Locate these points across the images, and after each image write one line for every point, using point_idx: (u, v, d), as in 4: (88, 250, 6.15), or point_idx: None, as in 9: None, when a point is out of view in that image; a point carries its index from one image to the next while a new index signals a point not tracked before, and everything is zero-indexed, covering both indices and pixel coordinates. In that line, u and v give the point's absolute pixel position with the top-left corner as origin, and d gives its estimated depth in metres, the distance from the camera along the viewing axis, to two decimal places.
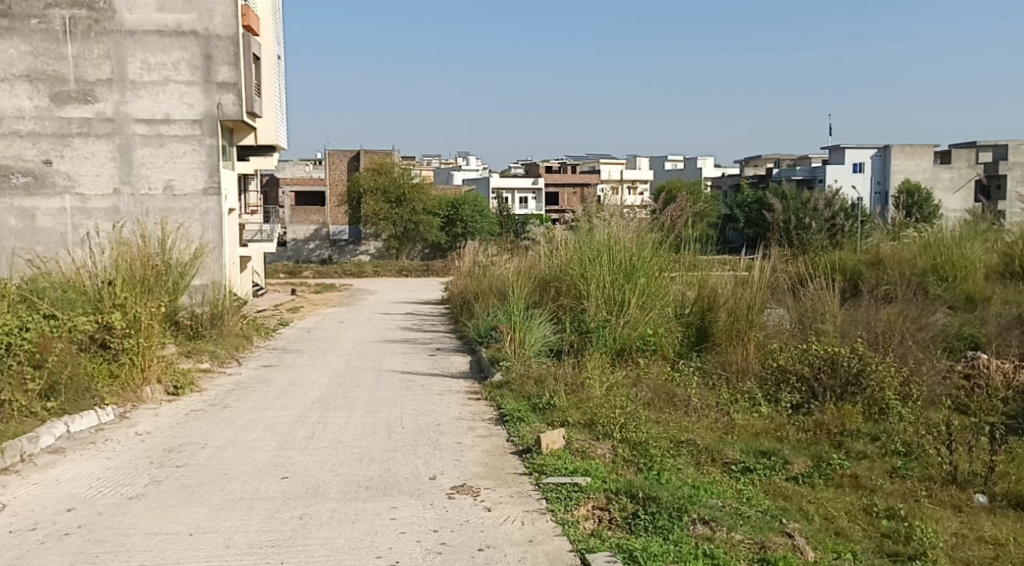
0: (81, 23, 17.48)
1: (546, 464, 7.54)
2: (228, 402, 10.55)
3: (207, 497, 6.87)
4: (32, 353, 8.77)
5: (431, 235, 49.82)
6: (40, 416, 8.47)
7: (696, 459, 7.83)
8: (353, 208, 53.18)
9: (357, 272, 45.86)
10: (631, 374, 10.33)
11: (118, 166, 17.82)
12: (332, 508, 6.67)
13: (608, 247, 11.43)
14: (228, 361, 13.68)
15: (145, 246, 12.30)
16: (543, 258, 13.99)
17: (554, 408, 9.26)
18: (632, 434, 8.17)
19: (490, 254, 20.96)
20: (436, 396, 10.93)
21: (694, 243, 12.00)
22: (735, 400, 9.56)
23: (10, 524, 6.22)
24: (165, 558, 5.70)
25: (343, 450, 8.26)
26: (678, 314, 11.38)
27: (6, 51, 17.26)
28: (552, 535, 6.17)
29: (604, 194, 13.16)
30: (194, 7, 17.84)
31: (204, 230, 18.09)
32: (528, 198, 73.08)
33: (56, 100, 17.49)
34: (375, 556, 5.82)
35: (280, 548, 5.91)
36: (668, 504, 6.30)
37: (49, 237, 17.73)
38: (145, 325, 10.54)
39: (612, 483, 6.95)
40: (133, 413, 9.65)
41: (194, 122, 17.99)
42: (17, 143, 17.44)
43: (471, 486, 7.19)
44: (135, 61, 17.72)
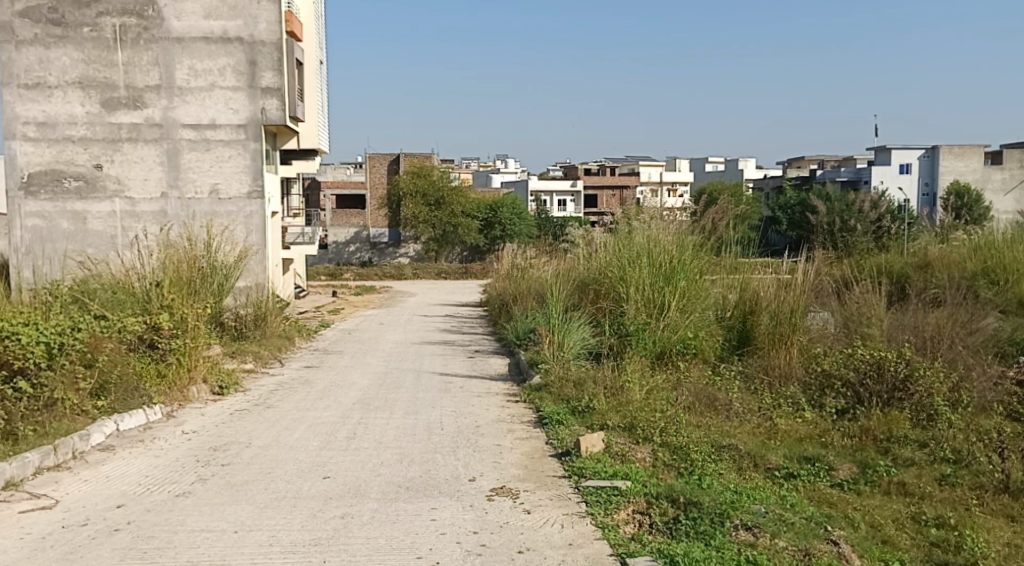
0: (130, 30, 17.84)
1: (585, 467, 7.54)
2: (272, 402, 10.68)
3: (252, 496, 6.97)
4: (84, 353, 8.91)
5: (470, 238, 50.04)
6: (91, 414, 8.66)
7: (739, 464, 7.77)
8: (392, 211, 53.51)
9: (397, 274, 46.23)
10: (671, 378, 10.30)
11: (165, 171, 18.17)
12: (374, 508, 6.72)
13: (648, 250, 11.39)
14: (271, 362, 13.87)
15: (192, 248, 12.51)
16: (582, 260, 13.98)
17: (593, 412, 9.25)
18: (672, 438, 8.16)
19: (529, 256, 20.98)
20: (475, 398, 11.01)
21: (735, 246, 11.91)
22: (778, 404, 9.48)
23: (63, 519, 6.36)
24: (211, 556, 5.78)
25: (384, 451, 8.33)
26: (719, 317, 11.35)
27: (59, 59, 17.74)
28: (592, 538, 6.16)
29: (645, 196, 13.13)
30: (240, 14, 18.04)
31: (248, 233, 18.32)
32: (566, 200, 73.01)
33: (107, 106, 17.94)
34: (416, 556, 5.86)
35: (323, 547, 5.97)
36: (710, 510, 6.29)
37: (99, 239, 18.22)
38: (191, 326, 10.73)
39: (652, 487, 6.93)
40: (180, 412, 9.82)
41: (239, 127, 18.23)
42: (70, 148, 17.97)
43: (510, 489, 7.22)
44: (182, 67, 18.03)
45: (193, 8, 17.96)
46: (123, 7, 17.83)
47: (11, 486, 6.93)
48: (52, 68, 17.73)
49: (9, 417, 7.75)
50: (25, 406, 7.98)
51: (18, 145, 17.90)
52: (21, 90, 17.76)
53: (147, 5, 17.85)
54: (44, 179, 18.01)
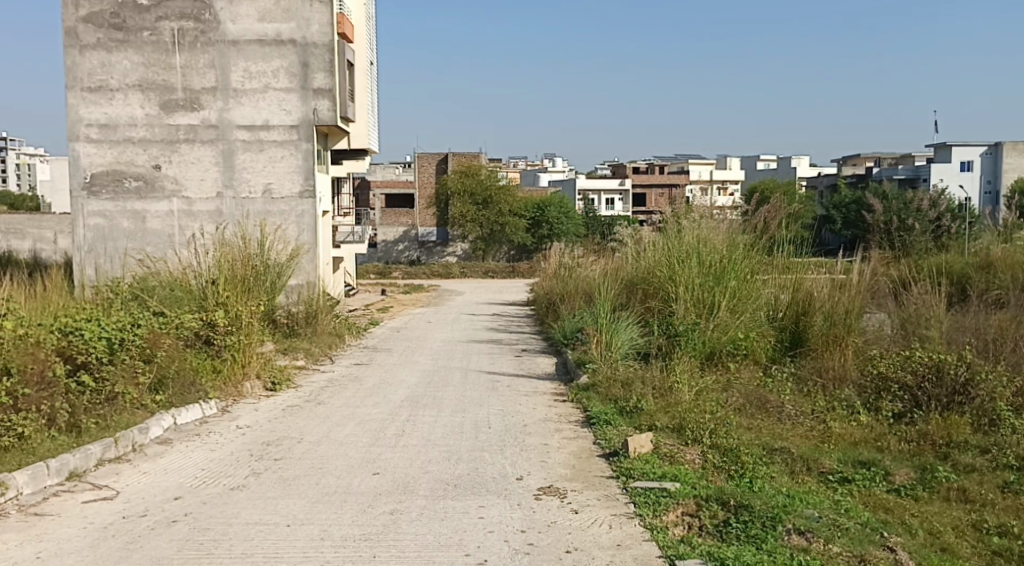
0: (188, 34, 18.25)
1: (634, 468, 7.52)
2: (323, 398, 10.82)
3: (304, 490, 7.07)
4: (143, 348, 9.13)
5: (517, 237, 50.05)
6: (150, 408, 8.86)
7: (792, 468, 7.69)
8: (441, 209, 53.81)
9: (445, 273, 46.45)
10: (722, 379, 10.20)
11: (220, 171, 18.51)
12: (422, 505, 6.78)
13: (697, 250, 11.32)
14: (322, 359, 14.04)
15: (246, 247, 12.74)
16: (631, 260, 13.91)
17: (641, 412, 9.22)
18: (722, 440, 8.10)
19: (576, 256, 20.92)
20: (522, 397, 11.03)
21: (788, 245, 11.70)
22: (832, 407, 9.36)
23: (123, 510, 6.52)
24: (265, 548, 5.88)
25: (432, 448, 8.38)
26: (770, 318, 11.19)
27: (121, 62, 18.28)
28: (641, 539, 6.14)
29: (693, 195, 13.03)
30: (293, 16, 18.30)
31: (299, 232, 18.54)
32: (614, 199, 72.77)
33: (166, 108, 18.38)
34: (463, 554, 5.89)
35: (372, 542, 6.04)
36: (762, 513, 6.23)
37: (158, 238, 18.63)
38: (245, 323, 10.93)
39: (702, 489, 6.89)
40: (234, 407, 10.00)
41: (291, 128, 18.45)
42: (130, 149, 18.46)
43: (558, 488, 7.23)
44: (237, 69, 18.35)
45: (248, 11, 18.28)
46: (181, 11, 18.26)
47: (74, 477, 7.13)
48: (114, 71, 18.29)
49: (74, 410, 7.96)
50: (88, 399, 8.19)
51: (81, 146, 18.44)
52: (85, 93, 18.33)
53: (204, 9, 18.23)
54: (106, 179, 18.52)
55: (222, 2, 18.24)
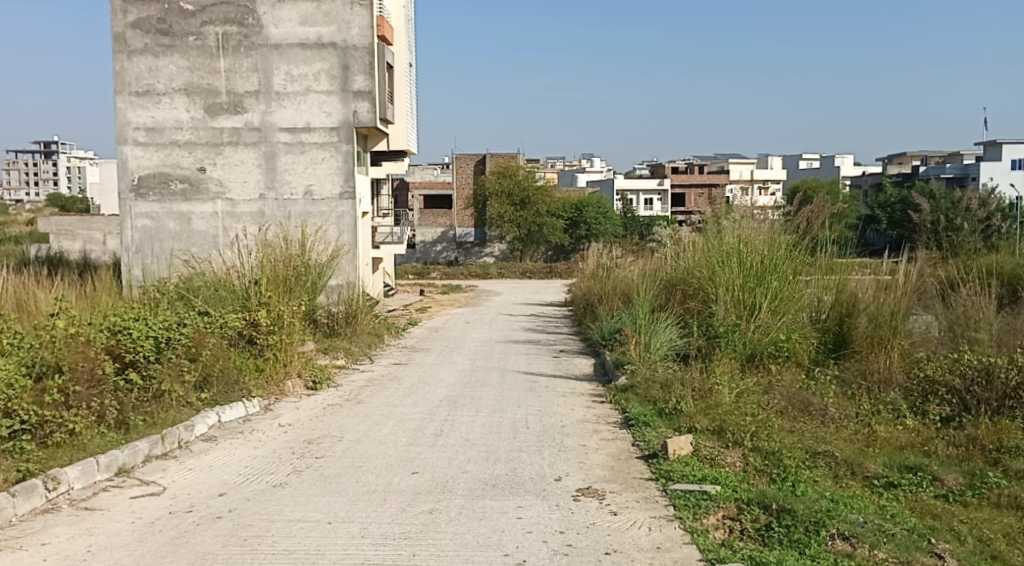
0: (232, 38, 18.51)
1: (673, 470, 7.48)
2: (363, 397, 10.91)
3: (345, 488, 7.12)
4: (189, 347, 9.29)
5: (555, 237, 50.00)
6: (195, 406, 9.00)
7: (835, 472, 7.60)
8: (479, 210, 53.95)
9: (483, 274, 46.56)
10: (763, 381, 10.10)
11: (263, 173, 18.75)
12: (461, 504, 6.79)
13: (738, 251, 11.23)
14: (361, 359, 14.15)
15: (288, 248, 12.88)
16: (670, 261, 13.82)
17: (681, 414, 9.15)
18: (764, 443, 8.01)
19: (614, 256, 20.84)
20: (561, 398, 11.00)
21: (832, 245, 11.56)
22: (877, 410, 9.24)
23: (169, 505, 6.62)
24: (306, 545, 5.93)
25: (471, 448, 8.40)
26: (814, 319, 11.06)
27: (167, 67, 18.59)
28: (681, 542, 6.10)
29: (734, 195, 12.91)
30: (334, 20, 18.47)
31: (340, 232, 18.70)
32: (653, 199, 72.34)
33: (210, 111, 18.66)
34: (503, 553, 5.90)
35: (412, 540, 6.07)
36: (805, 518, 6.16)
37: (202, 239, 18.91)
38: (287, 322, 11.05)
39: (743, 492, 6.82)
40: (277, 405, 10.13)
41: (332, 130, 18.62)
42: (176, 152, 18.78)
43: (597, 489, 7.20)
44: (279, 73, 18.57)
45: (290, 15, 18.48)
46: (225, 16, 18.53)
47: (123, 472, 7.25)
48: (160, 76, 18.60)
49: (122, 408, 8.13)
50: (135, 397, 8.36)
51: (129, 150, 18.78)
52: (132, 97, 18.67)
53: (247, 13, 18.47)
54: (152, 182, 18.85)
55: (265, 6, 18.46)
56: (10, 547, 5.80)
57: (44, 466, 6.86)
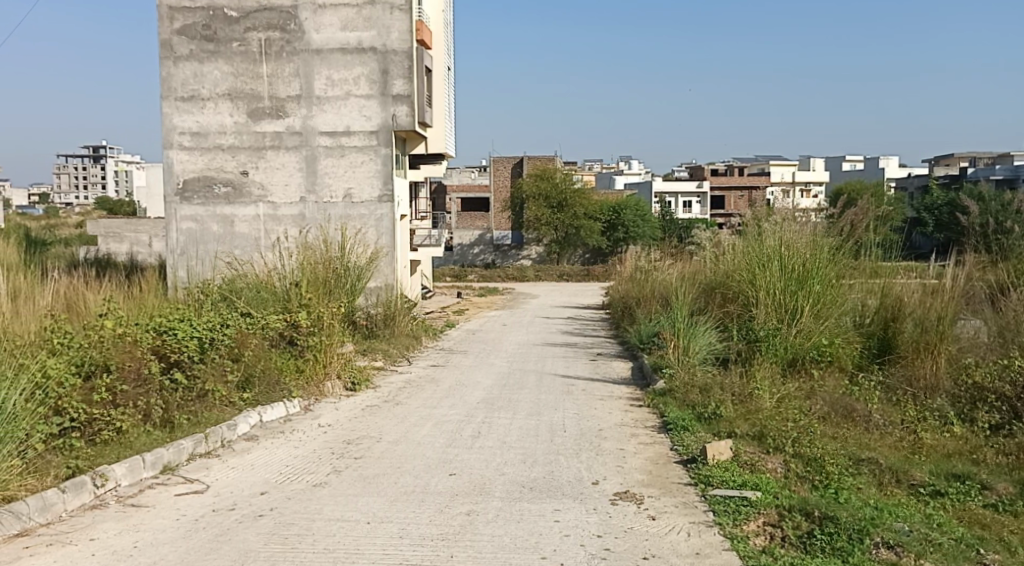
0: (274, 44, 18.77)
1: (713, 475, 7.40)
2: (400, 398, 10.96)
3: (383, 489, 7.14)
4: (231, 348, 9.40)
5: (593, 240, 49.88)
6: (237, 405, 9.09)
7: (880, 479, 7.48)
8: (516, 213, 53.96)
9: (520, 276, 46.58)
10: (805, 386, 9.97)
11: (304, 176, 18.97)
12: (499, 506, 6.79)
13: (780, 253, 11.09)
14: (399, 360, 14.21)
15: (327, 250, 13.00)
16: (709, 264, 13.71)
17: (720, 418, 9.05)
18: (805, 449, 7.90)
19: (652, 259, 20.72)
20: (598, 401, 10.95)
21: (875, 248, 11.40)
22: (923, 417, 9.10)
23: (213, 503, 6.69)
24: (345, 545, 5.95)
25: (508, 450, 8.40)
26: (857, 324, 10.94)
27: (211, 72, 18.90)
28: (721, 549, 6.03)
29: (775, 197, 12.72)
30: (374, 25, 18.58)
31: (379, 235, 18.82)
32: (692, 201, 71.88)
33: (253, 116, 18.95)
34: (540, 556, 5.88)
35: (449, 542, 6.06)
36: (848, 525, 6.06)
37: (245, 241, 19.21)
38: (327, 323, 11.13)
39: (784, 499, 6.73)
40: (316, 405, 10.21)
41: (372, 133, 18.73)
42: (220, 156, 19.11)
43: (635, 494, 7.15)
44: (320, 78, 18.76)
45: (332, 20, 18.65)
46: (268, 22, 18.79)
47: (167, 470, 7.35)
48: (205, 81, 18.91)
49: (167, 407, 8.23)
50: (180, 396, 8.47)
51: (174, 154, 19.16)
52: (178, 102, 19.00)
53: (290, 19, 18.72)
54: (197, 185, 19.21)
55: (307, 12, 18.68)
56: (59, 541, 5.89)
57: (93, 463, 6.98)
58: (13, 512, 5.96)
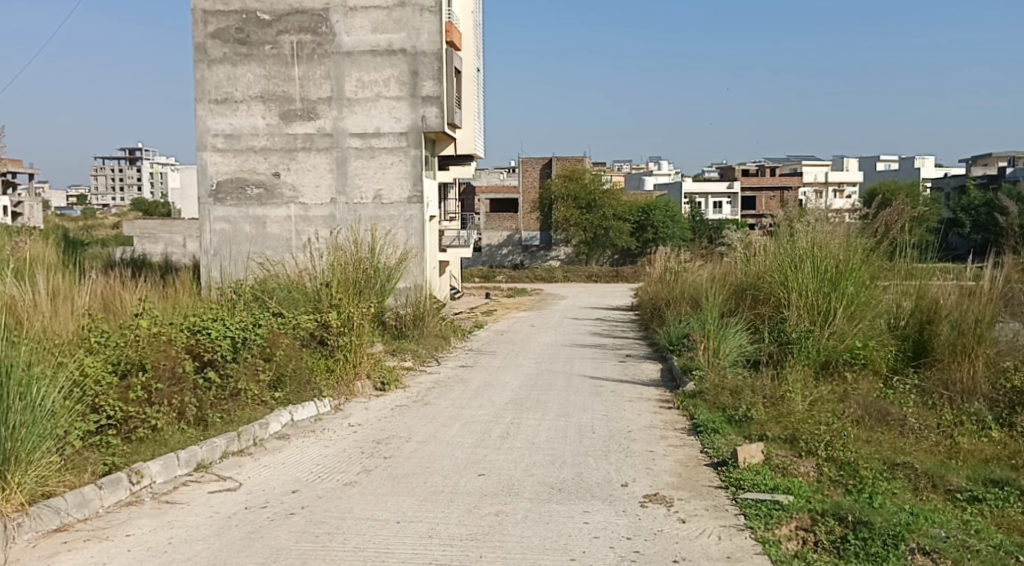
0: (306, 47, 18.93)
1: (744, 478, 7.32)
2: (430, 398, 10.96)
3: (412, 488, 7.15)
4: (263, 347, 9.50)
5: (622, 241, 49.71)
6: (269, 404, 9.15)
7: (915, 485, 7.36)
8: (545, 214, 53.93)
9: (548, 277, 46.51)
10: (838, 389, 9.84)
11: (335, 177, 19.07)
12: (528, 507, 6.77)
13: (813, 254, 10.96)
14: (429, 361, 14.24)
15: (358, 250, 13.04)
16: (740, 266, 13.59)
17: (751, 421, 8.96)
18: (839, 453, 7.79)
19: (683, 260, 20.58)
20: (628, 402, 10.89)
21: (911, 250, 11.21)
22: (960, 422, 8.99)
23: (245, 501, 6.74)
24: (375, 543, 5.96)
25: (537, 451, 8.39)
26: (892, 326, 10.80)
27: (245, 75, 19.14)
28: (752, 552, 5.96)
29: (808, 197, 12.59)
30: (404, 26, 18.65)
31: (408, 236, 18.85)
32: (722, 202, 71.38)
33: (285, 118, 19.11)
34: (569, 558, 5.85)
35: (478, 542, 6.05)
36: (883, 531, 5.97)
37: (276, 242, 19.37)
38: (357, 323, 11.17)
39: (817, 503, 6.64)
40: (347, 405, 10.25)
41: (401, 135, 18.77)
42: (252, 157, 19.30)
43: (665, 496, 7.10)
44: (351, 79, 18.86)
45: (362, 22, 18.76)
46: (300, 25, 18.97)
47: (201, 467, 7.41)
48: (238, 84, 19.16)
49: (201, 405, 8.30)
50: (214, 394, 8.55)
51: (208, 156, 19.40)
52: (212, 105, 19.26)
53: (321, 22, 18.86)
54: (230, 187, 19.43)
55: (338, 15, 18.80)
56: (96, 537, 5.95)
57: (128, 460, 7.04)
58: (52, 507, 6.03)
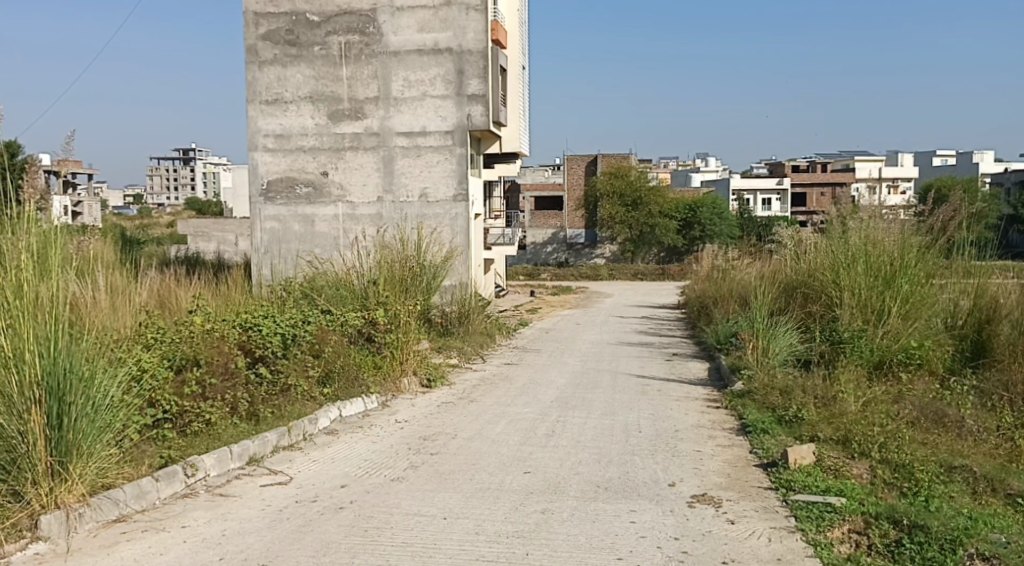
0: (354, 47, 19.07)
1: (795, 479, 7.19)
2: (476, 396, 10.94)
3: (459, 484, 7.15)
4: (312, 344, 9.61)
5: (668, 238, 49.27)
6: (319, 400, 9.22)
7: (974, 488, 7.16)
8: (590, 212, 53.75)
9: (594, 275, 46.39)
10: (892, 390, 9.60)
11: (381, 176, 19.19)
12: (574, 505, 6.72)
13: (866, 253, 10.76)
14: (474, 358, 14.26)
15: (405, 249, 13.08)
16: (790, 263, 13.37)
17: (802, 422, 8.79)
18: (894, 455, 7.62)
19: (731, 258, 20.32)
20: (674, 402, 10.77)
21: (969, 248, 10.92)
22: (1020, 424, 8.69)
23: (296, 495, 6.78)
24: (424, 539, 5.97)
25: (584, 449, 8.33)
26: (949, 326, 10.58)
27: (295, 76, 19.34)
28: (804, 555, 5.85)
29: (860, 194, 12.36)
30: (450, 26, 18.69)
31: (454, 234, 18.87)
32: (771, 199, 70.47)
33: (333, 118, 19.28)
34: (616, 557, 5.79)
35: (525, 539, 6.03)
36: (939, 535, 5.82)
37: (325, 240, 19.54)
38: (404, 321, 11.22)
39: (870, 506, 6.49)
40: (394, 402, 10.27)
41: (447, 133, 18.81)
42: (302, 157, 19.50)
43: (713, 496, 7.00)
44: (398, 79, 18.96)
45: (409, 23, 18.85)
46: (348, 26, 19.11)
47: (254, 461, 7.49)
48: (288, 85, 19.37)
49: (253, 400, 8.37)
50: (266, 389, 8.64)
51: (259, 156, 19.66)
52: (263, 106, 19.51)
53: (369, 22, 18.98)
54: (280, 186, 19.67)
55: (385, 15, 18.92)
56: (153, 527, 6.04)
57: (184, 454, 7.14)
58: (111, 498, 6.14)
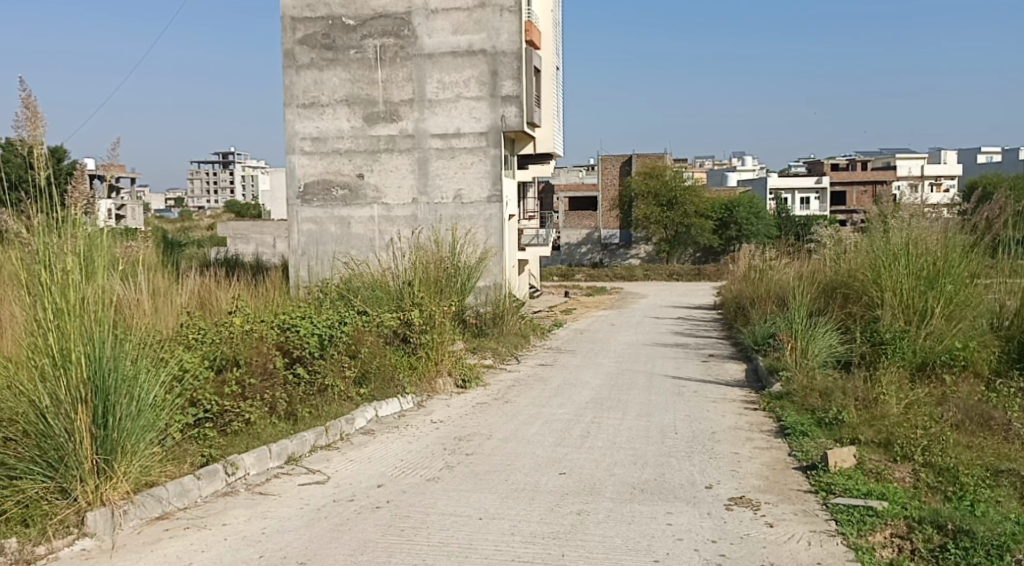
0: (389, 50, 19.16)
1: (835, 483, 7.07)
2: (510, 397, 10.92)
3: (494, 485, 7.12)
4: (349, 344, 9.63)
5: (703, 238, 48.94)
6: (355, 400, 9.25)
7: (1021, 492, 6.99)
8: (625, 212, 53.56)
9: (628, 275, 46.23)
10: (935, 392, 9.42)
11: (416, 178, 19.24)
12: (610, 507, 6.67)
13: (907, 252, 10.57)
14: (508, 358, 14.27)
15: (439, 250, 13.11)
16: (830, 263, 13.19)
17: (842, 425, 8.65)
18: (937, 458, 7.47)
19: (768, 258, 20.10)
20: (711, 403, 10.66)
21: (1016, 247, 10.94)
22: None
23: (334, 494, 6.81)
24: (459, 539, 5.94)
25: (618, 451, 8.27)
26: (994, 326, 10.40)
27: (331, 80, 19.49)
28: (845, 559, 5.75)
29: (901, 191, 12.15)
30: (484, 27, 18.69)
31: (488, 234, 18.87)
32: (810, 198, 69.74)
33: (369, 120, 19.39)
34: (652, 559, 5.72)
35: (560, 540, 5.99)
36: (986, 540, 5.69)
37: (361, 242, 19.65)
38: (439, 322, 11.21)
39: (913, 510, 6.36)
40: (429, 403, 10.28)
41: (481, 135, 18.83)
42: (338, 160, 19.63)
43: (751, 499, 6.91)
44: (432, 81, 19.02)
45: (444, 24, 18.89)
46: (384, 29, 19.19)
47: (292, 460, 7.53)
48: (324, 88, 19.53)
49: (292, 400, 8.42)
50: (303, 389, 8.68)
51: (297, 158, 19.85)
52: (300, 109, 19.70)
53: (404, 25, 19.06)
54: (317, 188, 19.82)
55: (420, 17, 18.99)
56: (195, 525, 6.09)
57: (224, 452, 7.19)
58: (155, 496, 6.22)
